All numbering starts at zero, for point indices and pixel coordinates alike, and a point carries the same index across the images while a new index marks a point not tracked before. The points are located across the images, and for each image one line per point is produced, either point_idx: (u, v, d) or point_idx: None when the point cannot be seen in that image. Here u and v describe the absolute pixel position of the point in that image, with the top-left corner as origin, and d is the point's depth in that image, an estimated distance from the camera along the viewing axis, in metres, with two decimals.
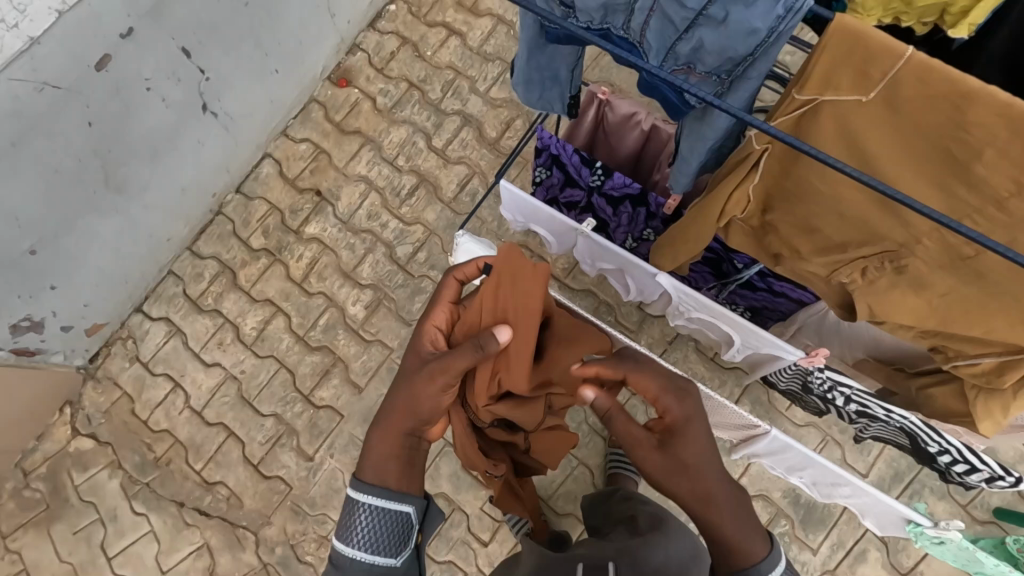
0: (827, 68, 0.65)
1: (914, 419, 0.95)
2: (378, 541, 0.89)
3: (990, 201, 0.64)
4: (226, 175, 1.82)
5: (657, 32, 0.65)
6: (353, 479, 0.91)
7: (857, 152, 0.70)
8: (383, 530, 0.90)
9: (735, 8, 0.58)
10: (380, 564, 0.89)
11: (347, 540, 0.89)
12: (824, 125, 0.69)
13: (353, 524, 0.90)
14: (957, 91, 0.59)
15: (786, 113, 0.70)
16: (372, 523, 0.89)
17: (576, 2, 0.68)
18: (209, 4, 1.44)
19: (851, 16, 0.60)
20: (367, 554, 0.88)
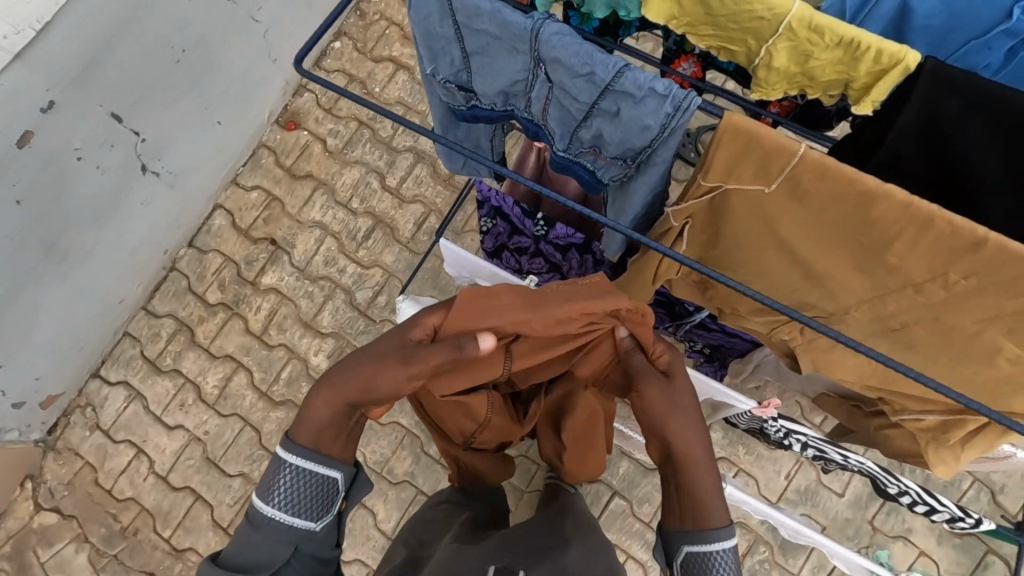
0: (728, 162, 0.59)
1: (870, 465, 0.93)
2: (297, 503, 0.82)
3: (910, 284, 0.63)
4: (176, 231, 1.78)
5: (558, 118, 0.62)
6: (284, 437, 0.84)
7: (771, 234, 0.67)
8: (308, 493, 0.83)
9: (624, 103, 0.54)
10: (299, 527, 0.82)
11: (266, 496, 0.82)
12: (734, 210, 0.66)
13: (275, 478, 0.83)
14: (858, 191, 0.55)
15: (694, 199, 0.66)
16: (296, 483, 0.83)
17: (475, 88, 0.66)
18: (135, 64, 1.39)
19: (740, 117, 0.54)
20: (285, 516, 0.82)
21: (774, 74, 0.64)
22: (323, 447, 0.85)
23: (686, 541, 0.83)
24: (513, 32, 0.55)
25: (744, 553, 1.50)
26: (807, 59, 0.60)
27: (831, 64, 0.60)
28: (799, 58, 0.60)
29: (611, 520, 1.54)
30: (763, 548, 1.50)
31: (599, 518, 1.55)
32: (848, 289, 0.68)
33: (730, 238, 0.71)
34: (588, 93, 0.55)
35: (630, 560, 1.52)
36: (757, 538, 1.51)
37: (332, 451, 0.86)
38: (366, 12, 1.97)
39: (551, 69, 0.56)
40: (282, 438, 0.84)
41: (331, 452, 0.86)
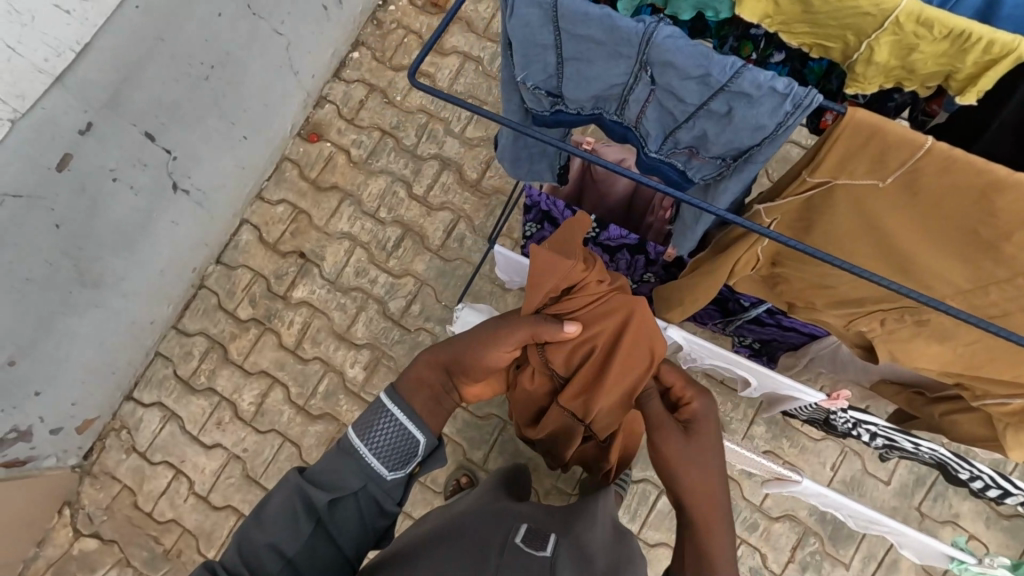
0: (842, 156, 0.63)
1: (944, 452, 0.94)
2: (383, 444, 0.90)
3: (1018, 273, 0.65)
4: (205, 248, 1.77)
5: (656, 120, 0.62)
6: (389, 386, 0.95)
7: (873, 224, 0.70)
8: (396, 442, 0.91)
9: (738, 104, 0.54)
10: (374, 469, 0.89)
11: (361, 431, 0.91)
12: (839, 202, 0.69)
13: (376, 419, 0.92)
14: (983, 183, 0.59)
15: (797, 192, 0.69)
16: (389, 430, 0.91)
17: (565, 93, 0.65)
18: (168, 84, 1.38)
19: (866, 113, 0.57)
20: (368, 452, 0.89)
21: (873, 69, 0.64)
22: (418, 406, 0.95)
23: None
24: (620, 37, 0.55)
25: (795, 546, 1.51)
26: (910, 52, 0.61)
27: (934, 56, 0.60)
28: (903, 52, 0.61)
29: (660, 519, 1.54)
30: (814, 540, 1.50)
31: (647, 518, 1.55)
32: (946, 278, 0.71)
33: (826, 229, 0.74)
34: (698, 95, 0.56)
35: None
36: (807, 530, 1.51)
37: (425, 414, 0.94)
38: (382, 22, 1.97)
39: (658, 71, 0.57)
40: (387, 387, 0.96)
41: (425, 418, 0.94)
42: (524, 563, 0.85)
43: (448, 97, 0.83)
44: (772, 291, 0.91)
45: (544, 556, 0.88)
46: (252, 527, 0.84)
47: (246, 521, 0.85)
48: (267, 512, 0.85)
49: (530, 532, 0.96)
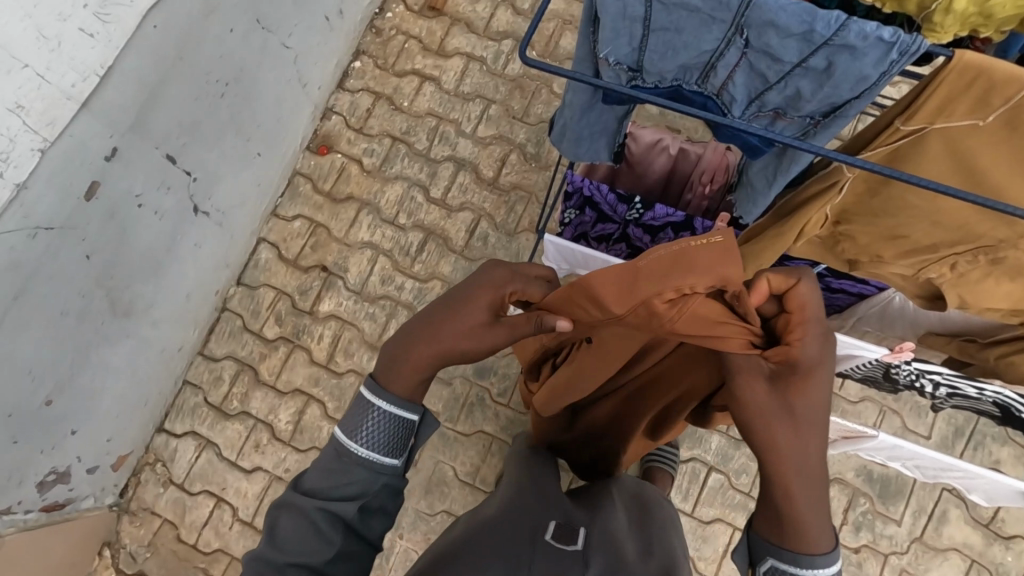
0: (942, 100, 0.68)
1: (1010, 393, 0.95)
2: (382, 441, 0.84)
3: None
4: (226, 269, 1.74)
5: (744, 84, 0.63)
6: (370, 382, 0.85)
7: (962, 162, 0.74)
8: (387, 432, 0.84)
9: (840, 58, 0.56)
10: (384, 464, 0.84)
11: (353, 436, 0.84)
12: (926, 146, 0.73)
13: (363, 419, 0.84)
14: None
15: (887, 142, 0.73)
16: (380, 425, 0.84)
17: (647, 66, 0.66)
18: (187, 104, 1.36)
19: (977, 52, 0.62)
20: (373, 456, 0.83)
21: (952, 19, 0.65)
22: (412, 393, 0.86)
23: (775, 559, 0.76)
24: (717, 1, 0.56)
25: (847, 508, 1.53)
26: None
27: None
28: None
29: (712, 495, 1.56)
30: (864, 500, 1.53)
31: (700, 496, 1.56)
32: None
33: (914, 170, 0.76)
34: (796, 52, 0.57)
35: (737, 530, 1.54)
36: (857, 491, 1.54)
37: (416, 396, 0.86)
38: (381, 29, 1.96)
39: (754, 33, 0.58)
40: (368, 378, 0.86)
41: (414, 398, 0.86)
42: (559, 555, 0.84)
43: (528, 65, 0.82)
44: (833, 251, 0.93)
45: (578, 549, 0.86)
46: (271, 553, 0.80)
47: (263, 546, 0.81)
48: (286, 535, 0.81)
49: (561, 525, 0.92)
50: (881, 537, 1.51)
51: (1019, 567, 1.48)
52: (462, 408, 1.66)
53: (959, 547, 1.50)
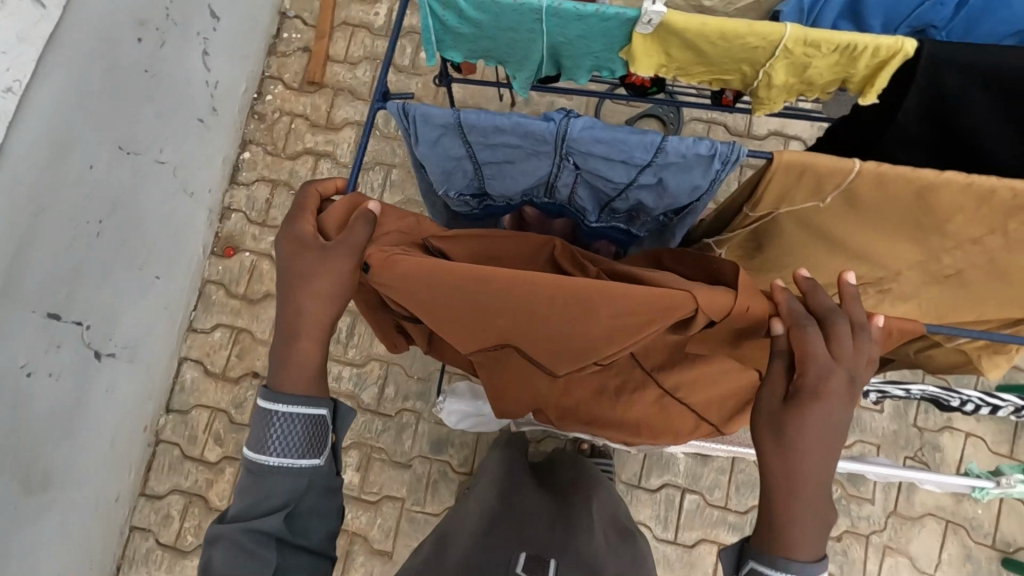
0: (778, 189, 0.67)
1: (934, 391, 1.00)
2: (298, 444, 0.76)
3: (966, 239, 0.70)
4: (150, 401, 1.64)
5: (591, 196, 0.62)
6: (264, 389, 0.75)
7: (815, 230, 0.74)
8: (299, 435, 0.76)
9: (669, 174, 0.54)
10: (302, 467, 0.76)
11: (261, 450, 0.75)
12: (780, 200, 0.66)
13: (267, 431, 0.75)
14: (915, 182, 0.63)
15: (742, 225, 0.75)
16: (288, 430, 0.75)
17: (491, 190, 0.64)
18: (60, 255, 1.27)
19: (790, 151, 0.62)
20: (289, 461, 0.75)
21: (775, 90, 0.69)
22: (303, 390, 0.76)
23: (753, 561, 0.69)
24: (534, 138, 0.54)
25: None
26: (806, 67, 0.65)
27: (829, 66, 0.65)
28: (800, 70, 0.65)
29: (692, 518, 1.55)
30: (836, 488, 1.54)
31: (679, 521, 1.55)
32: (902, 257, 0.76)
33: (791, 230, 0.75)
34: (626, 174, 0.55)
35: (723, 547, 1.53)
36: None
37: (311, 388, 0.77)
38: (264, 114, 1.90)
39: (580, 159, 0.55)
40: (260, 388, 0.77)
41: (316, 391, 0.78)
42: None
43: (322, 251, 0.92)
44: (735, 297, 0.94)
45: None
46: None
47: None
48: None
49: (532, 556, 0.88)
50: (859, 520, 1.53)
51: (990, 517, 1.52)
52: (427, 488, 1.61)
53: (932, 512, 1.53)
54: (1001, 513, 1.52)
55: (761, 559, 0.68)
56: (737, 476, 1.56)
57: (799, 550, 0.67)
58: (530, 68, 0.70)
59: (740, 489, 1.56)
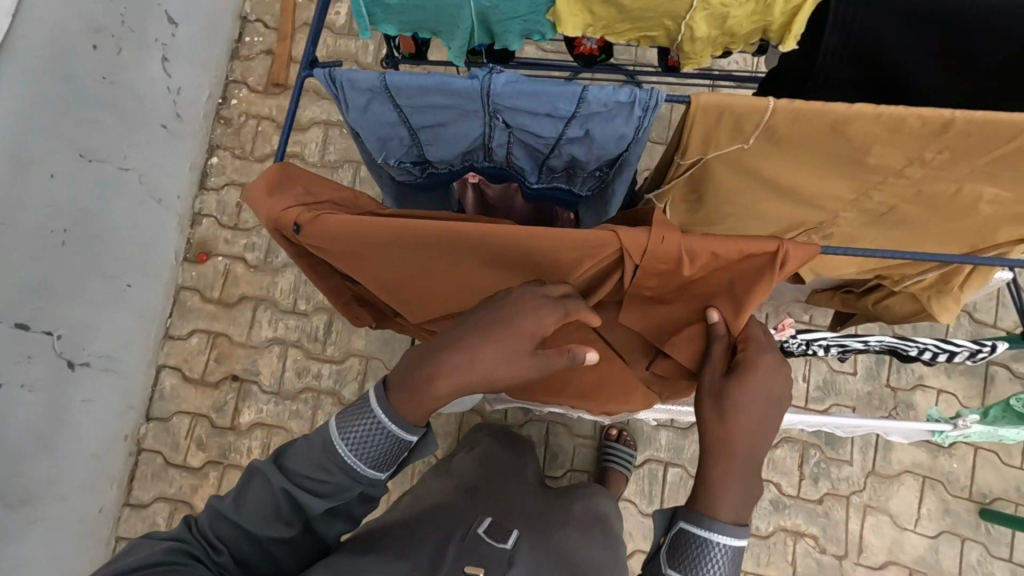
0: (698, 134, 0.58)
1: (889, 339, 1.01)
2: (374, 454, 0.74)
3: None
4: (130, 411, 1.63)
5: (526, 155, 0.63)
6: (387, 394, 0.74)
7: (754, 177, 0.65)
8: (380, 445, 0.74)
9: (594, 123, 0.55)
10: (367, 475, 0.75)
11: (342, 433, 0.74)
12: (719, 172, 0.64)
13: (357, 422, 0.74)
14: (831, 120, 0.54)
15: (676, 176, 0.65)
16: (370, 438, 0.74)
17: (431, 156, 0.65)
18: (27, 266, 1.27)
19: (703, 94, 0.53)
20: (357, 464, 0.74)
21: (699, 44, 0.66)
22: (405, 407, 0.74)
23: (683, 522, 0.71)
24: (460, 97, 0.55)
25: (801, 463, 1.57)
26: (725, 19, 0.63)
27: (747, 16, 0.62)
28: (719, 22, 0.63)
29: (676, 490, 1.56)
30: (814, 451, 1.57)
31: (663, 494, 1.57)
32: None
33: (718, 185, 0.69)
34: (553, 127, 0.56)
35: None
36: (806, 444, 1.58)
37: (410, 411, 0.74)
38: (230, 119, 1.90)
39: (508, 115, 0.57)
40: (380, 382, 0.75)
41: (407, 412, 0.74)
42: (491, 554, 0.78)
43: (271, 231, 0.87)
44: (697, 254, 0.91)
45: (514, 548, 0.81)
46: (224, 527, 0.73)
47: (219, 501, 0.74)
48: (243, 508, 0.73)
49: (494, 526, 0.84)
50: (838, 481, 1.55)
51: (966, 470, 1.55)
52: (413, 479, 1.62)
53: (909, 469, 1.55)
54: (976, 465, 1.55)
55: (691, 520, 0.71)
56: None
57: (722, 508, 0.70)
58: (462, 37, 0.66)
59: None
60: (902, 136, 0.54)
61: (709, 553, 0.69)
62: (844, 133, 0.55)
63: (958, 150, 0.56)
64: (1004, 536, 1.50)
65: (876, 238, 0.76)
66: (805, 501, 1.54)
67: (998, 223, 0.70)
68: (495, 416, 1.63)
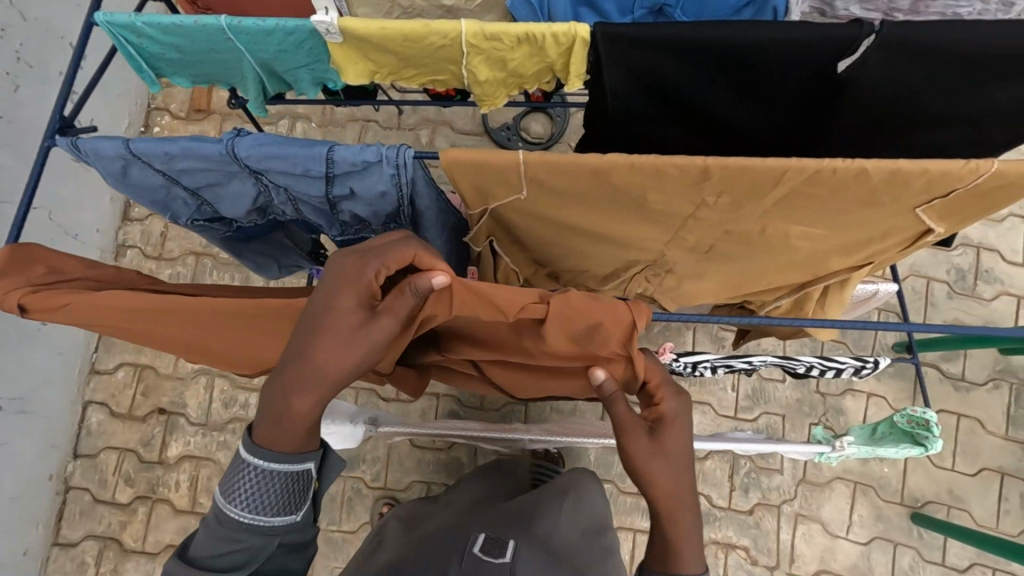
0: (472, 186, 0.55)
1: (771, 359, 0.97)
2: (270, 503, 0.61)
3: None
4: (54, 450, 1.62)
5: (315, 211, 0.61)
6: (247, 435, 0.60)
7: (556, 223, 0.62)
8: (273, 490, 0.61)
9: (353, 181, 0.54)
10: (275, 525, 0.62)
11: (229, 498, 0.61)
12: (514, 219, 0.62)
13: (238, 480, 0.60)
14: (589, 169, 0.51)
15: (476, 224, 0.62)
16: (259, 485, 0.60)
17: (225, 214, 0.63)
18: None
19: (452, 150, 0.50)
20: (258, 518, 0.61)
21: (489, 85, 0.71)
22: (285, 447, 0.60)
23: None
24: (215, 160, 0.54)
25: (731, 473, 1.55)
26: (505, 63, 0.68)
27: (526, 59, 0.68)
28: (499, 65, 0.68)
29: None
30: (744, 461, 1.55)
31: None
32: None
33: (530, 229, 0.65)
34: (317, 186, 0.55)
35: (638, 533, 1.53)
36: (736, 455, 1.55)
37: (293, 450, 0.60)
38: None
39: (272, 176, 0.55)
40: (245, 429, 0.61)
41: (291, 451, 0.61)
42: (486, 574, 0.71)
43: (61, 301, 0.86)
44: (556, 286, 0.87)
45: (507, 562, 0.73)
46: None
47: None
48: None
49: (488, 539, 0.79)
50: (769, 492, 1.53)
51: (897, 475, 1.52)
52: (341, 507, 1.58)
53: (840, 476, 1.53)
54: (908, 469, 1.52)
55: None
56: None
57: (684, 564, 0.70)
58: (253, 87, 0.73)
59: None
60: (670, 184, 0.53)
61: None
62: (610, 184, 0.53)
63: (738, 195, 0.54)
64: (936, 540, 1.48)
65: (714, 270, 0.74)
66: (736, 512, 1.52)
67: (824, 254, 0.68)
68: (422, 440, 1.61)
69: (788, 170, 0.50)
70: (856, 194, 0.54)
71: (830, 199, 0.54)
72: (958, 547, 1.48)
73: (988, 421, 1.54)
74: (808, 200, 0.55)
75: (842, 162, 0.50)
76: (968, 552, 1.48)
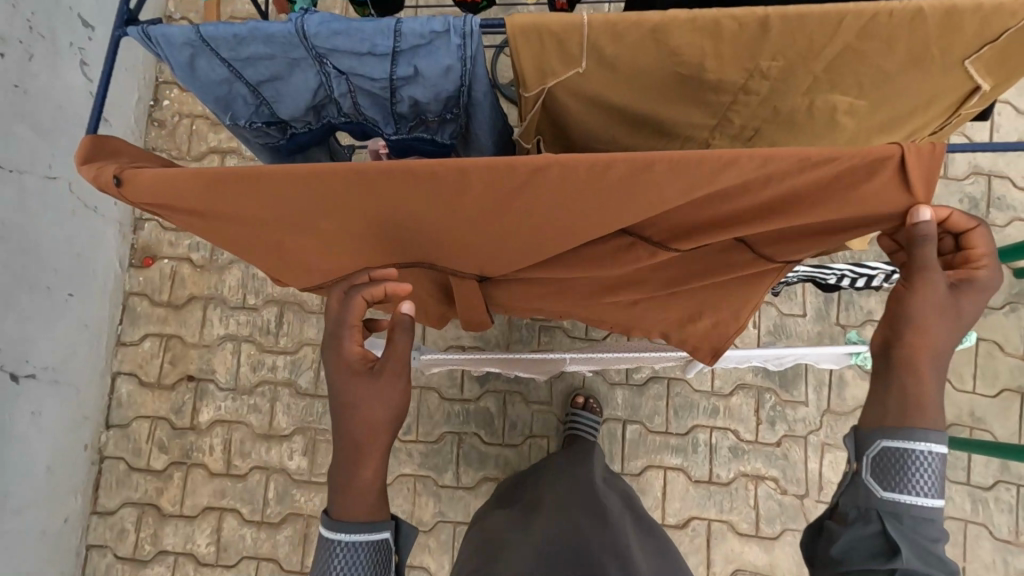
0: (533, 61, 0.56)
1: (803, 268, 1.01)
2: (359, 574, 0.69)
3: None
4: (87, 421, 1.63)
5: (372, 103, 0.64)
6: (327, 516, 0.70)
7: (610, 106, 0.64)
8: (360, 562, 0.70)
9: (418, 58, 0.57)
10: None
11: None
12: (567, 104, 0.63)
13: (328, 558, 0.70)
14: (651, 27, 0.52)
15: (530, 112, 0.63)
16: (347, 559, 0.69)
17: (284, 114, 0.66)
18: None
19: (519, 14, 0.50)
20: None
21: None
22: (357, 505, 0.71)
23: (884, 440, 0.68)
24: (282, 42, 0.56)
25: (758, 408, 1.57)
26: None
27: None
28: None
29: (635, 447, 1.57)
30: (769, 395, 1.57)
31: (623, 452, 1.57)
32: None
33: (583, 117, 0.66)
34: (380, 68, 0.58)
35: (669, 470, 1.56)
36: (760, 389, 1.58)
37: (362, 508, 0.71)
38: (163, 120, 1.85)
39: (335, 61, 0.58)
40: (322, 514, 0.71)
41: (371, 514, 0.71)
42: None
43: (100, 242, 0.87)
44: None
45: None
46: None
47: None
48: None
49: None
50: (794, 423, 1.56)
51: None
52: None
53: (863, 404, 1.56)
54: None
55: (891, 437, 0.68)
56: (675, 400, 1.58)
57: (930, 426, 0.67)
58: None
59: (680, 412, 1.58)
60: (729, 44, 0.54)
61: (917, 464, 0.66)
62: (667, 47, 0.54)
63: (792, 54, 0.56)
64: (960, 460, 1.51)
65: None
66: (764, 445, 1.55)
67: (866, 133, 0.70)
68: (452, 392, 1.63)
69: (845, 18, 0.52)
70: (905, 47, 0.56)
71: (881, 54, 0.56)
72: (982, 466, 1.51)
73: (1006, 343, 1.57)
74: (859, 59, 0.57)
75: (895, 7, 0.51)
76: (992, 470, 1.51)
